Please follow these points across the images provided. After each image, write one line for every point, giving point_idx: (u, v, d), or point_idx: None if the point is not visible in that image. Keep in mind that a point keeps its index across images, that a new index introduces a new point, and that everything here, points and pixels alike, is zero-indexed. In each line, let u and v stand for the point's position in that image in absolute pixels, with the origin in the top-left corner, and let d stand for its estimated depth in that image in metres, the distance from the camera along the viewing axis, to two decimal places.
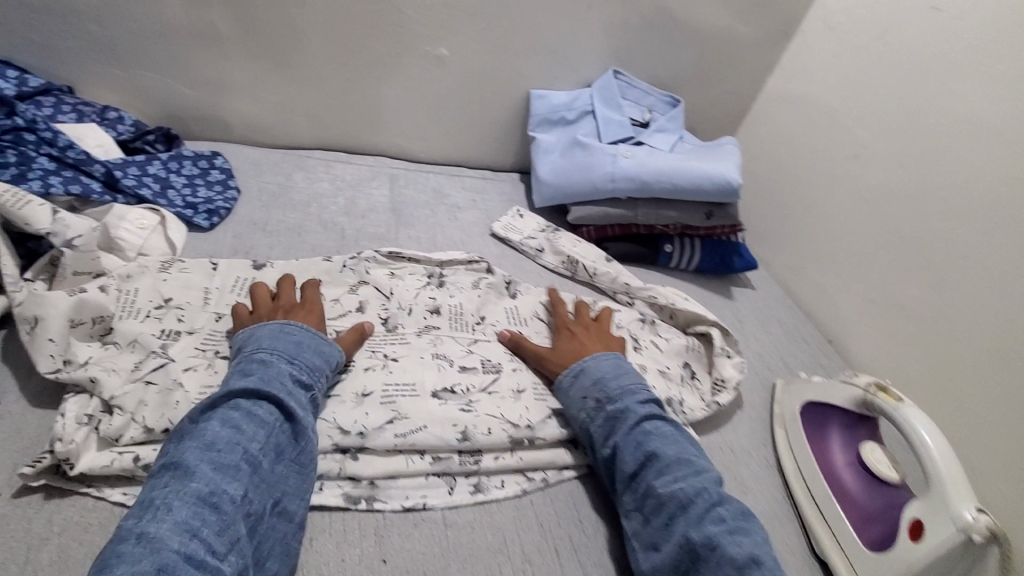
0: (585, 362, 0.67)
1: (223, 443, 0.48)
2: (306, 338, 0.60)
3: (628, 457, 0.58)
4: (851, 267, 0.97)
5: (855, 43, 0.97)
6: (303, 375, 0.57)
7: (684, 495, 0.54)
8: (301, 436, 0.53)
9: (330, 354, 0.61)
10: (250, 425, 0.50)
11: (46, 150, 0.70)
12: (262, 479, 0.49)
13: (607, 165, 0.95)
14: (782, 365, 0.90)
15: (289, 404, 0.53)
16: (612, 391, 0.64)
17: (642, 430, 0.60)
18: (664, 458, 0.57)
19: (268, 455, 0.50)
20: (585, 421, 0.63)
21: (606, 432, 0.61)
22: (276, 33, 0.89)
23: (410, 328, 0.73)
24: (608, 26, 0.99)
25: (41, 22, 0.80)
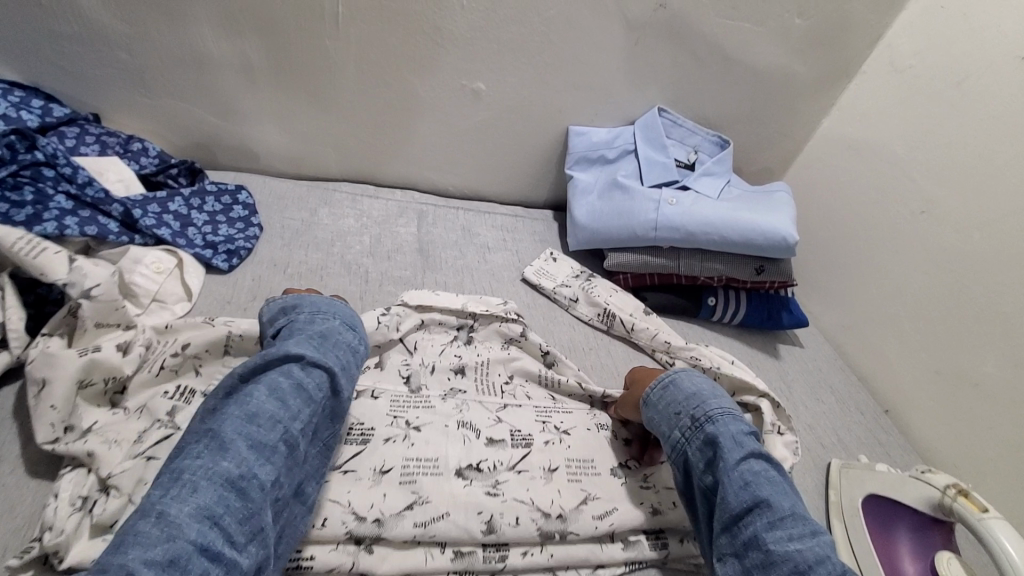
0: (677, 375, 0.66)
1: (268, 415, 0.48)
2: (359, 318, 0.63)
3: (731, 496, 0.54)
4: (914, 332, 0.89)
5: (927, 90, 0.89)
6: (355, 351, 0.59)
7: (803, 559, 0.49)
8: (338, 413, 0.55)
9: (358, 328, 0.62)
10: (294, 400, 0.50)
11: (64, 187, 0.67)
12: (295, 459, 0.49)
13: (649, 211, 0.89)
14: (836, 439, 0.82)
15: (339, 380, 0.55)
16: (710, 410, 0.61)
17: (751, 467, 0.55)
18: (778, 509, 0.52)
19: (304, 435, 0.50)
20: (679, 442, 0.60)
21: (705, 459, 0.58)
22: (309, 65, 0.85)
23: (435, 389, 0.68)
24: (657, 63, 0.94)
25: (71, 49, 0.78)
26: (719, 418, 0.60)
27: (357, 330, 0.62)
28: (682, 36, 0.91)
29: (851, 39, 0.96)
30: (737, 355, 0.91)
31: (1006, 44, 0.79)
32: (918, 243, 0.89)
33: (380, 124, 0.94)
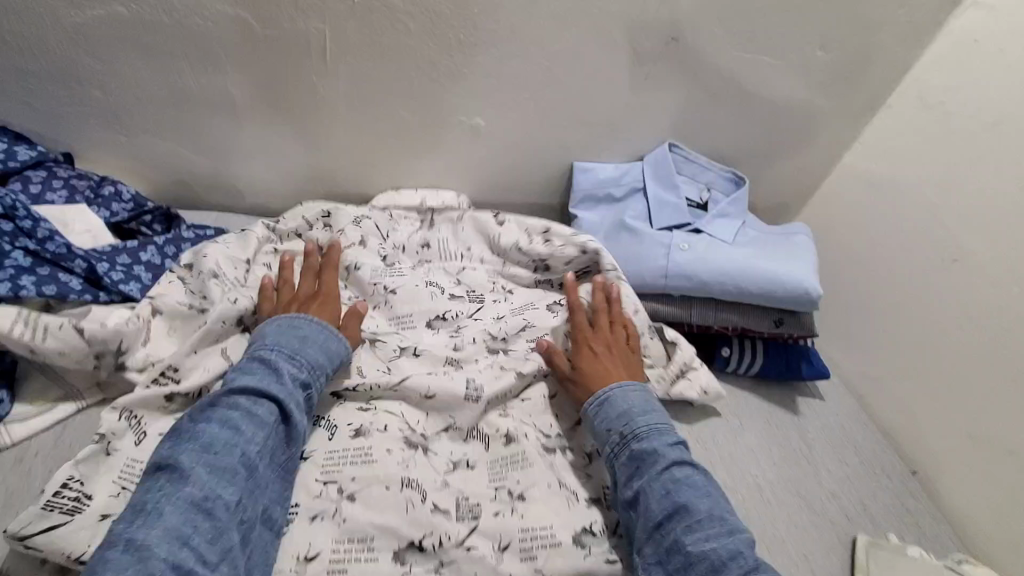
0: (610, 392, 0.67)
1: (220, 445, 0.51)
2: (312, 332, 0.63)
3: (654, 505, 0.57)
4: (946, 389, 0.82)
5: (960, 128, 0.83)
6: (302, 373, 0.59)
7: (718, 556, 0.52)
8: (293, 438, 0.57)
9: (335, 352, 0.64)
10: (249, 426, 0.53)
11: (23, 242, 0.62)
12: (255, 483, 0.52)
13: (659, 257, 0.83)
14: (861, 509, 0.75)
15: (288, 404, 0.56)
16: (638, 428, 0.63)
17: (672, 474, 0.59)
18: (694, 513, 0.55)
19: (263, 456, 0.53)
20: (609, 457, 0.63)
21: (629, 474, 0.60)
22: (296, 102, 0.80)
23: (439, 466, 0.63)
24: (668, 98, 0.88)
25: (42, 87, 0.73)
26: (647, 434, 0.62)
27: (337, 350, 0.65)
28: (696, 69, 0.85)
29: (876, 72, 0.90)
30: (752, 410, 0.85)
31: None
32: (949, 294, 0.82)
33: (372, 160, 0.88)
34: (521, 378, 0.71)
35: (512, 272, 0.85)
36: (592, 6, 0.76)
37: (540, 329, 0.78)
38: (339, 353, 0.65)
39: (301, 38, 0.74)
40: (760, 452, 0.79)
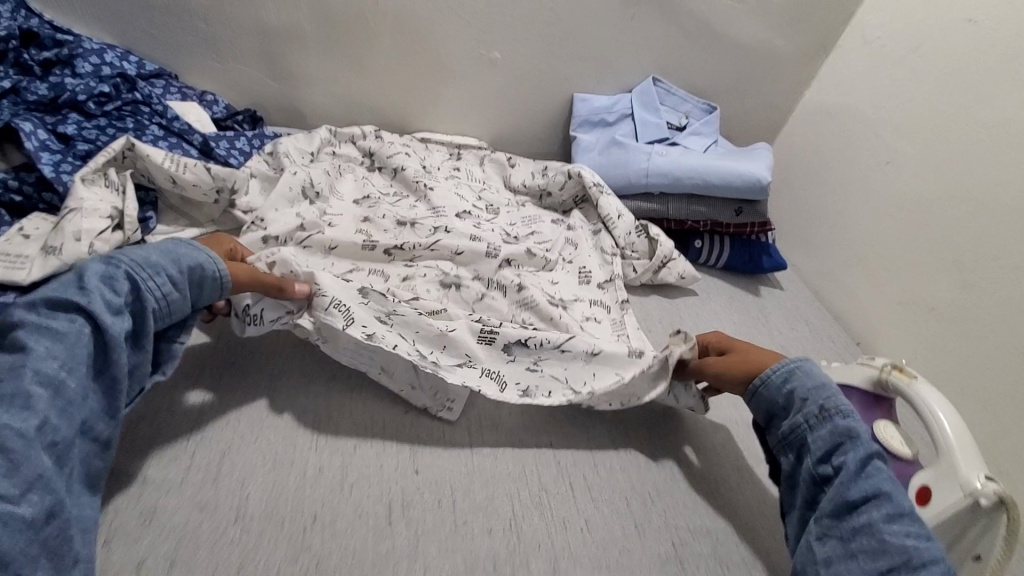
0: (794, 362, 0.64)
1: (6, 371, 0.45)
2: (151, 244, 0.57)
3: (851, 486, 0.54)
4: (882, 269, 0.99)
5: (893, 54, 1.01)
6: (125, 275, 0.53)
7: (918, 555, 0.48)
8: (115, 345, 0.50)
9: (177, 251, 0.57)
10: (46, 340, 0.47)
11: (157, 120, 0.83)
12: (65, 402, 0.46)
13: (642, 162, 1.02)
14: (805, 357, 0.92)
15: (95, 309, 0.50)
16: (842, 404, 0.59)
17: (872, 464, 0.55)
18: (898, 505, 0.52)
19: (68, 372, 0.47)
20: (803, 427, 0.59)
21: (827, 449, 0.57)
22: (350, 34, 1.01)
23: (472, 289, 0.80)
24: (651, 36, 1.07)
25: (160, 19, 0.95)
26: (848, 413, 0.58)
27: (184, 251, 0.58)
28: (673, 10, 1.04)
29: (825, 15, 1.08)
30: (720, 290, 1.02)
31: (956, 9, 0.90)
32: (884, 189, 0.99)
33: (409, 89, 1.09)
34: (530, 254, 0.86)
35: (521, 198, 1.06)
36: None
37: (542, 233, 0.95)
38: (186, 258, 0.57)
39: None
40: (723, 316, 0.96)
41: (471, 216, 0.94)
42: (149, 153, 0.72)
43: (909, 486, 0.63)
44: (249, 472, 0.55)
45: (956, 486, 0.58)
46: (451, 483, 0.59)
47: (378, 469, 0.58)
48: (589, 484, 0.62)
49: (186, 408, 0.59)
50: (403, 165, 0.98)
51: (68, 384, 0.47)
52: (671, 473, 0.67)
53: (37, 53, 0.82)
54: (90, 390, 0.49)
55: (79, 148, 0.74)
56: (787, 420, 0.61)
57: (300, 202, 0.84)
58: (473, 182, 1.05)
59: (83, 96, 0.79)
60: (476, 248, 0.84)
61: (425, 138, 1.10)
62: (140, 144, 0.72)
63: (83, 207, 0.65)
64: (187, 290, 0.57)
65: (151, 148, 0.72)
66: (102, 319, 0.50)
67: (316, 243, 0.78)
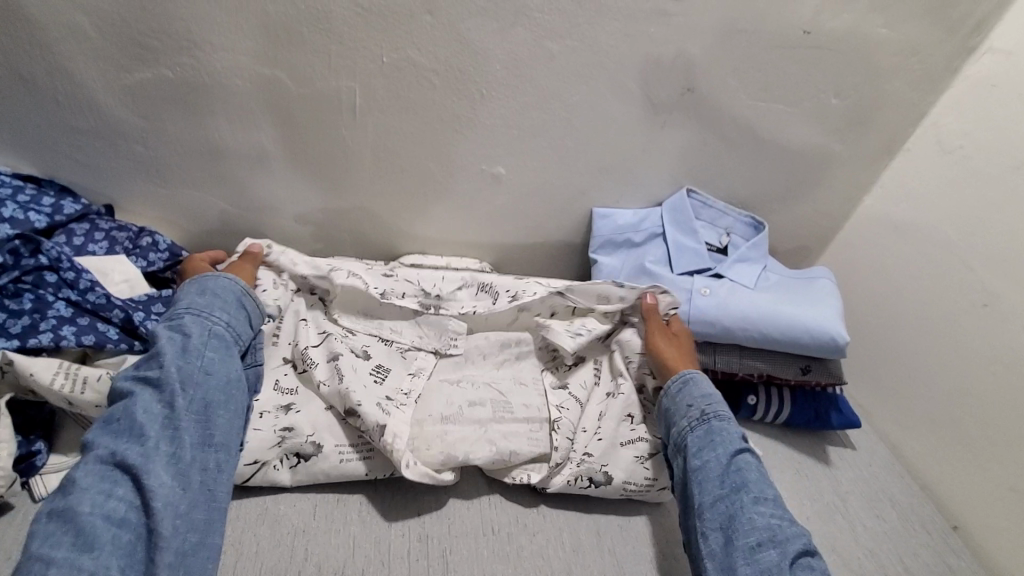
0: (693, 373, 0.72)
1: (118, 420, 0.55)
2: (200, 296, 0.67)
3: (724, 481, 0.63)
4: (984, 438, 0.79)
5: (984, 170, 0.82)
6: (191, 327, 0.63)
7: (776, 532, 0.58)
8: (191, 391, 0.60)
9: (229, 300, 0.68)
10: (150, 377, 0.58)
11: (65, 292, 0.64)
12: (165, 438, 0.56)
13: (681, 304, 0.83)
14: (900, 568, 0.72)
15: (170, 364, 0.59)
16: (717, 410, 0.68)
17: (739, 458, 0.64)
18: (762, 491, 0.62)
19: (171, 415, 0.57)
20: (687, 429, 0.67)
21: (702, 445, 0.65)
22: (323, 154, 0.83)
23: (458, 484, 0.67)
24: (686, 146, 0.89)
25: (89, 145, 0.78)
26: (723, 416, 0.68)
27: (228, 297, 0.68)
28: (713, 118, 0.86)
29: (894, 117, 0.90)
30: (782, 460, 0.82)
31: None
32: (981, 338, 0.80)
33: (396, 209, 0.91)
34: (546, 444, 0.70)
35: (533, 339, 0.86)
36: (608, 62, 0.78)
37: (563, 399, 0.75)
38: (234, 303, 0.68)
39: (332, 95, 0.77)
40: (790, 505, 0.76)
41: (476, 382, 0.76)
42: (30, 372, 0.56)
43: None
44: None
45: None
46: None
47: None
48: None
49: None
50: (401, 298, 0.79)
51: (171, 434, 0.56)
52: None
53: None
54: (186, 429, 0.58)
55: None
56: (675, 425, 0.69)
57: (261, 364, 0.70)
58: (474, 325, 0.85)
59: None
60: (486, 453, 0.67)
61: (414, 264, 0.93)
62: (19, 357, 0.56)
63: None
64: (241, 314, 0.69)
65: (36, 363, 0.56)
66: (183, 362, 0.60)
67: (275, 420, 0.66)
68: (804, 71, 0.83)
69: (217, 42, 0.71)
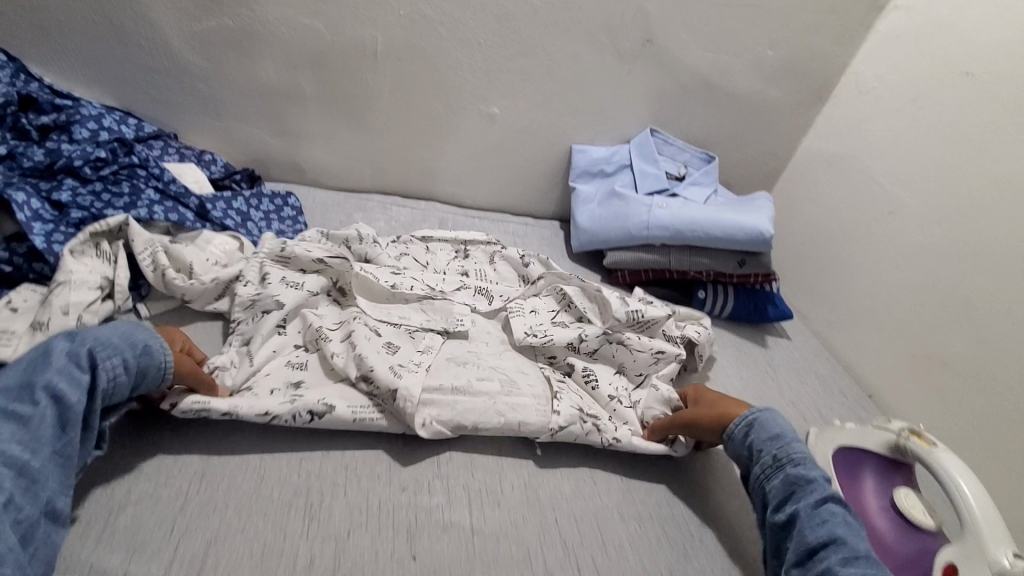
0: (757, 413, 0.67)
1: None
2: (113, 316, 0.57)
3: (809, 531, 0.56)
4: (892, 321, 0.96)
5: (889, 105, 1.01)
6: (85, 352, 0.53)
7: None
8: (70, 426, 0.50)
9: (135, 326, 0.58)
10: (21, 404, 0.49)
11: (154, 184, 0.83)
12: (26, 482, 0.46)
13: (642, 214, 1.01)
14: (818, 415, 0.89)
15: (52, 388, 0.50)
16: (795, 454, 0.63)
17: (825, 508, 0.57)
18: (853, 547, 0.54)
19: (33, 453, 0.47)
20: (761, 477, 0.63)
21: (782, 496, 0.60)
22: (349, 93, 1.02)
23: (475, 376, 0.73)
24: (648, 90, 1.08)
25: (160, 81, 0.96)
26: (800, 459, 0.62)
27: (139, 322, 0.58)
28: (669, 65, 1.05)
29: (821, 66, 1.09)
30: (726, 342, 1.00)
31: (952, 64, 0.91)
32: (889, 239, 0.98)
33: (407, 144, 1.09)
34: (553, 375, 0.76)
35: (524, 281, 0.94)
36: (582, 16, 0.97)
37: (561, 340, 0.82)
38: (143, 327, 0.58)
39: (360, 41, 0.96)
40: (730, 371, 0.93)
41: (481, 363, 0.75)
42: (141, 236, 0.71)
43: (935, 560, 0.60)
44: (233, 565, 0.51)
45: (983, 562, 0.55)
46: (450, 572, 0.55)
47: (372, 557, 0.55)
48: (598, 568, 0.59)
49: (171, 492, 0.56)
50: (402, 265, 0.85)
51: (33, 464, 0.47)
52: (680, 551, 0.63)
53: (36, 117, 0.82)
54: (52, 468, 0.48)
55: (72, 217, 0.73)
56: (749, 472, 0.65)
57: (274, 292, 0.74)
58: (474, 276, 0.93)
59: (78, 162, 0.79)
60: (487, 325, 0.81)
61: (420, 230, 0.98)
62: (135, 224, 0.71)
63: (71, 280, 0.64)
64: (154, 359, 0.57)
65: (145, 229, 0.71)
66: (65, 396, 0.50)
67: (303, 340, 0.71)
68: (742, 25, 1.01)
69: None
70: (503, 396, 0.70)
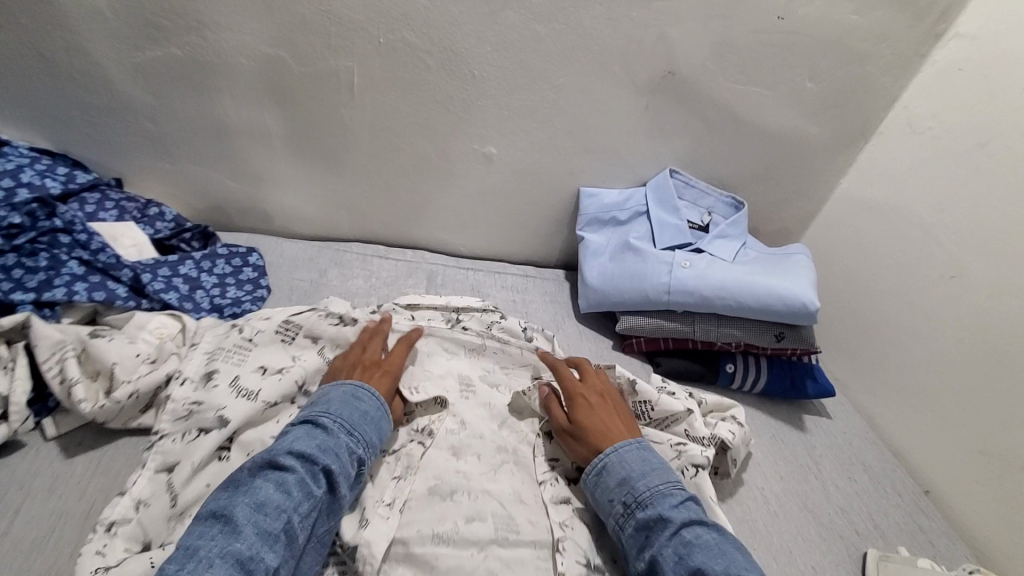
0: (607, 457, 0.63)
1: (272, 508, 0.48)
2: (372, 408, 0.61)
3: (669, 570, 0.52)
4: (953, 406, 0.83)
5: (952, 149, 0.86)
6: (358, 449, 0.57)
7: None
8: (329, 509, 0.54)
9: (384, 428, 0.62)
10: (308, 478, 0.52)
11: (78, 253, 0.69)
12: (292, 555, 0.48)
13: (662, 275, 0.87)
14: (870, 525, 0.75)
15: (335, 472, 0.54)
16: (641, 494, 0.58)
17: (683, 536, 0.54)
18: (713, 574, 0.50)
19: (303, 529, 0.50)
20: (617, 530, 0.58)
21: (641, 545, 0.56)
22: (321, 131, 0.87)
23: (470, 523, 0.59)
24: (668, 128, 0.93)
25: (100, 120, 0.83)
26: (653, 493, 0.58)
27: (383, 425, 0.62)
28: (694, 99, 0.90)
29: (868, 100, 0.94)
30: (759, 425, 0.86)
31: None
32: (951, 309, 0.84)
33: (391, 187, 0.95)
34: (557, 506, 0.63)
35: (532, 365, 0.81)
36: (592, 44, 0.82)
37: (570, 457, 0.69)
38: (382, 428, 0.61)
39: (331, 74, 0.81)
40: (766, 467, 0.80)
41: (473, 492, 0.62)
42: (45, 334, 0.59)
43: None
44: None
45: None
46: None
47: None
48: None
49: None
50: None
51: (298, 539, 0.49)
52: None
53: None
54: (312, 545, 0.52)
55: None
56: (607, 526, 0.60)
57: (221, 398, 0.60)
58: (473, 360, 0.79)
59: None
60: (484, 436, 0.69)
61: (411, 303, 0.84)
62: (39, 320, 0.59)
63: None
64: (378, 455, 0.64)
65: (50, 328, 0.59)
66: (334, 473, 0.54)
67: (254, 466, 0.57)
68: (779, 55, 0.87)
69: (222, 22, 0.75)
70: (496, 548, 0.58)
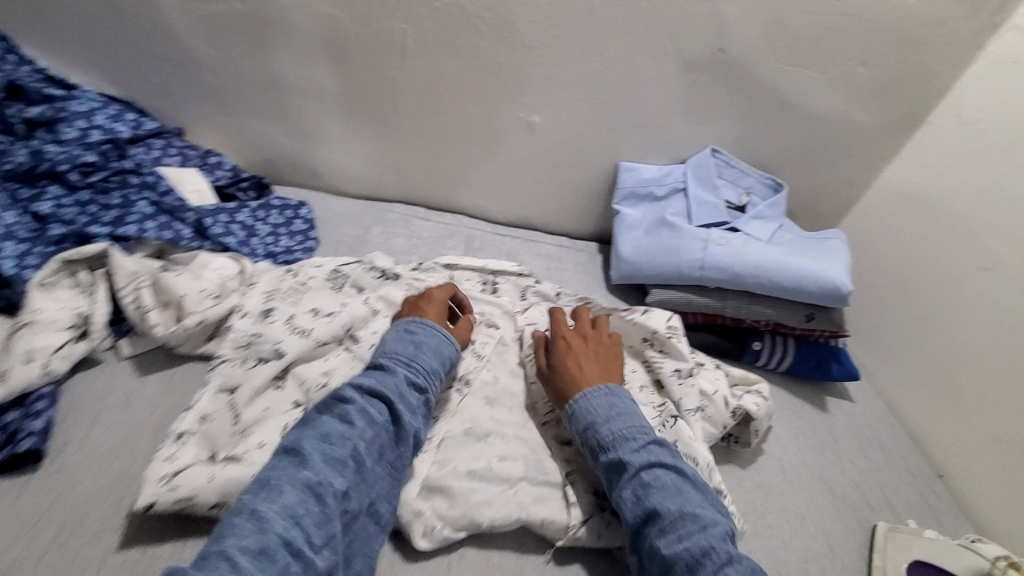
0: (577, 402, 0.64)
1: (336, 436, 0.52)
2: (426, 338, 0.65)
3: (629, 511, 0.56)
4: (974, 395, 0.83)
5: (998, 141, 0.85)
6: (418, 378, 0.61)
7: (692, 555, 0.50)
8: (401, 441, 0.57)
9: (447, 354, 0.65)
10: (371, 408, 0.55)
11: (147, 194, 0.75)
12: (363, 480, 0.52)
13: (696, 250, 0.89)
14: (882, 501, 0.78)
15: (397, 405, 0.57)
16: (605, 437, 0.60)
17: (643, 477, 0.56)
18: (668, 515, 0.53)
19: (370, 455, 0.54)
20: (591, 468, 0.62)
21: (608, 486, 0.59)
22: (371, 92, 0.90)
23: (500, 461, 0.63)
24: (712, 105, 0.94)
25: (165, 71, 0.87)
26: (618, 439, 0.60)
27: (449, 352, 0.66)
28: (740, 77, 0.90)
29: (918, 89, 0.93)
30: (782, 402, 0.88)
31: None
32: (981, 301, 0.84)
33: (435, 151, 0.98)
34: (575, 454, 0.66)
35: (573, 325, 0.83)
36: (643, 17, 0.83)
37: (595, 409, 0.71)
38: (447, 354, 0.66)
39: (384, 34, 0.83)
40: (786, 441, 0.82)
41: (506, 435, 0.66)
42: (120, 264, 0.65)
43: None
44: None
45: None
46: None
47: None
48: None
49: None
50: None
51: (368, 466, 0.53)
52: None
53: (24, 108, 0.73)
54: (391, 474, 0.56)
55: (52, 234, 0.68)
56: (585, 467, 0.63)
57: (279, 334, 0.64)
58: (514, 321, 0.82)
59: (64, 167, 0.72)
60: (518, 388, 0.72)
61: (451, 263, 0.87)
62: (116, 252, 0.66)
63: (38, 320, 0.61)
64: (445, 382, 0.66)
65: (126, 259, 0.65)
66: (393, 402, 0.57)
67: (305, 393, 0.61)
68: (831, 36, 0.86)
69: None
70: (525, 486, 0.62)
